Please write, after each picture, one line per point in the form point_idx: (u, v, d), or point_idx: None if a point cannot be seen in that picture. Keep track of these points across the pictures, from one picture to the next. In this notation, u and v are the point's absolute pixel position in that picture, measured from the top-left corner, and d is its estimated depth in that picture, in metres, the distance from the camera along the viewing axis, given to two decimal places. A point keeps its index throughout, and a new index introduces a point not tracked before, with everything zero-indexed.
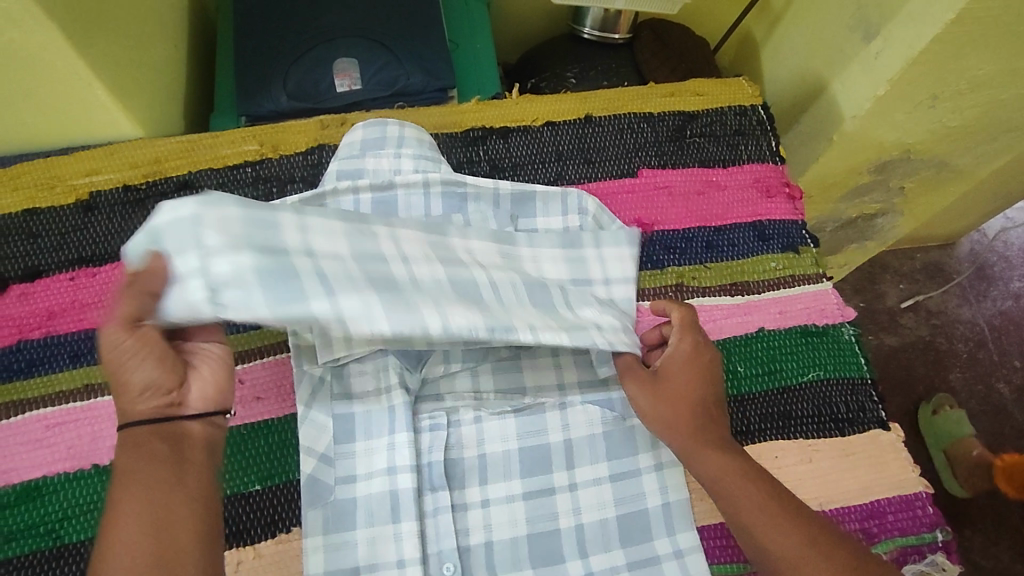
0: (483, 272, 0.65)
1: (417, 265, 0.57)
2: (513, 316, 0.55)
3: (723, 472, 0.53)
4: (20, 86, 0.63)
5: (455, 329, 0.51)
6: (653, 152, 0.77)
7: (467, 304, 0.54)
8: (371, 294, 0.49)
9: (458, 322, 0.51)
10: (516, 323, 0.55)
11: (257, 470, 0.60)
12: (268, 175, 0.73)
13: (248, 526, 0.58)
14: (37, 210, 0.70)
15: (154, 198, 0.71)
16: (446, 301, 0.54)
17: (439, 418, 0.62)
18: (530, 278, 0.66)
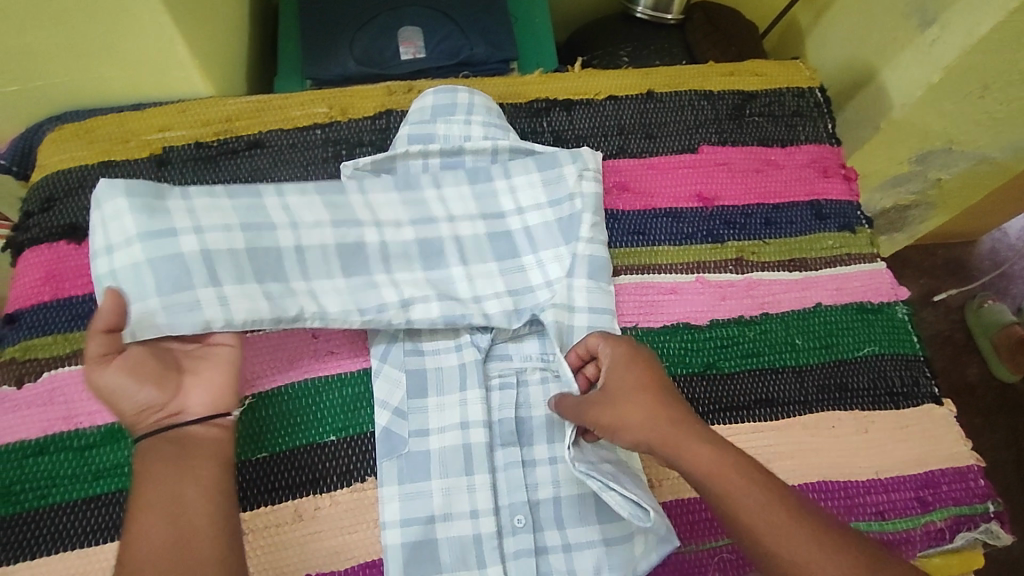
0: (323, 208, 0.64)
1: (213, 232, 0.59)
2: (311, 301, 0.61)
3: (720, 467, 0.46)
4: (107, 40, 0.65)
5: (238, 321, 0.57)
6: (713, 129, 0.78)
7: (253, 290, 0.59)
8: (155, 296, 0.56)
9: (242, 311, 0.58)
10: (306, 306, 0.60)
11: (249, 441, 0.59)
12: (337, 138, 0.75)
13: (256, 489, 0.57)
14: (112, 162, 0.71)
15: (226, 155, 0.73)
16: (229, 283, 0.58)
17: (508, 376, 0.65)
18: (379, 216, 0.66)
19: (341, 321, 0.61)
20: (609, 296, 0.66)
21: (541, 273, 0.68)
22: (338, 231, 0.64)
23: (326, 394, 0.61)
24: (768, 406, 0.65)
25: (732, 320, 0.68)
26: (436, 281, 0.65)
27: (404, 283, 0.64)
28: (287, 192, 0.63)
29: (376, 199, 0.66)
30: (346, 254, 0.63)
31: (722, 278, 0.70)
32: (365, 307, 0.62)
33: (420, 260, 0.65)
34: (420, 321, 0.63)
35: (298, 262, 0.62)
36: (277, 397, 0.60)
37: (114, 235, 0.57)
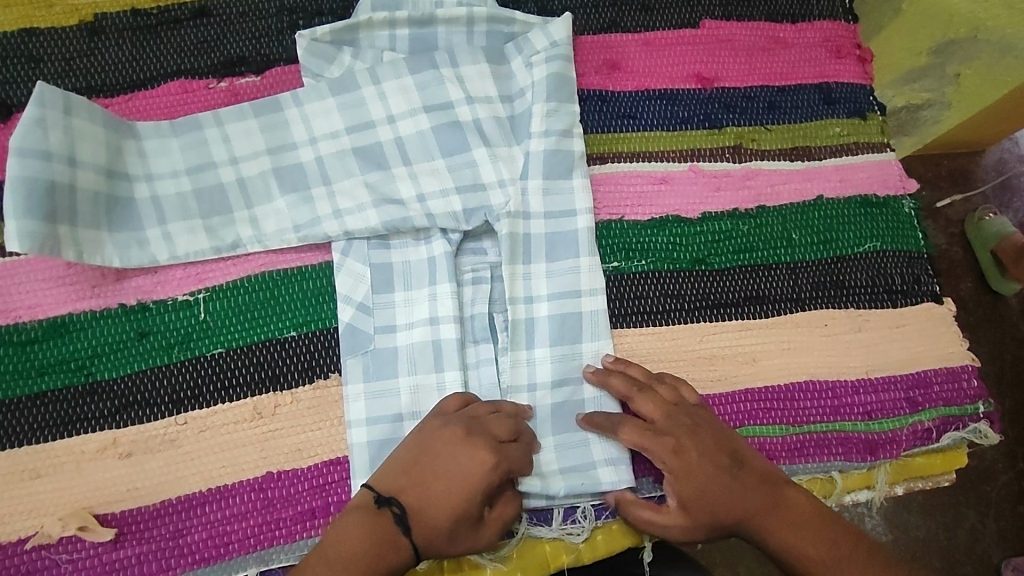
0: (261, 136, 0.60)
1: (163, 180, 0.58)
2: (251, 227, 0.58)
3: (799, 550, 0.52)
4: None
5: (180, 255, 0.57)
6: (717, 0, 0.70)
7: (197, 224, 0.58)
8: (105, 231, 0.56)
9: (184, 245, 0.57)
10: (243, 233, 0.58)
11: (180, 346, 0.56)
12: (293, 6, 0.66)
13: (187, 391, 0.55)
14: (35, 30, 0.63)
15: (168, 25, 0.65)
16: (174, 221, 0.58)
17: (481, 272, 0.60)
18: (313, 133, 0.61)
19: (281, 242, 0.58)
20: (585, 192, 0.61)
21: (495, 169, 0.60)
22: (276, 158, 0.60)
23: (287, 286, 0.58)
24: (759, 303, 0.61)
25: (725, 213, 0.64)
26: (376, 184, 0.59)
27: (340, 192, 0.59)
28: (227, 120, 0.60)
29: (311, 110, 0.61)
30: (286, 177, 0.60)
31: (717, 167, 0.65)
32: (300, 225, 0.58)
33: (358, 168, 0.60)
34: (359, 232, 0.58)
35: (243, 193, 0.59)
36: (231, 290, 0.58)
37: (54, 142, 0.54)
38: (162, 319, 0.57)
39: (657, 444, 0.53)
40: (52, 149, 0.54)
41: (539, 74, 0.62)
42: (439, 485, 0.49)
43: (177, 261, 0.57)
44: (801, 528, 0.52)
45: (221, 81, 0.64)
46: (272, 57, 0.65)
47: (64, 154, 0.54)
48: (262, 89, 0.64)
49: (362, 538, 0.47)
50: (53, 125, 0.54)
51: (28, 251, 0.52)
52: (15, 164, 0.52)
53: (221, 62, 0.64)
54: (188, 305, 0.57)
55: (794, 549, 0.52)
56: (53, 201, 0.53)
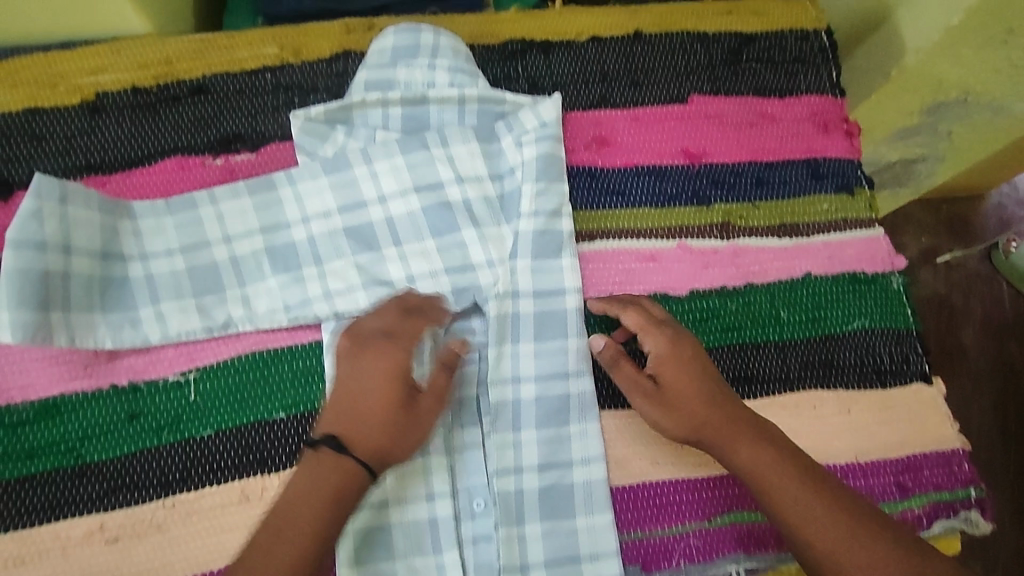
0: (254, 214, 0.61)
1: (157, 259, 0.59)
2: (241, 306, 0.59)
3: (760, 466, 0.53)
4: None
5: (171, 335, 0.58)
6: (706, 77, 0.71)
7: (189, 303, 0.59)
8: (99, 313, 0.57)
9: (175, 325, 0.58)
10: (234, 312, 0.59)
11: (170, 428, 0.57)
12: (289, 84, 0.67)
13: (178, 474, 0.55)
14: (39, 110, 0.64)
15: (167, 103, 0.66)
16: (166, 300, 0.59)
17: (470, 353, 0.60)
18: (306, 212, 0.62)
19: (271, 323, 0.59)
20: (573, 272, 0.61)
21: (483, 249, 0.61)
22: (269, 237, 0.61)
23: (277, 367, 0.59)
24: (747, 384, 0.61)
25: (713, 291, 0.64)
26: (367, 265, 0.61)
27: (330, 271, 0.60)
28: (220, 199, 0.61)
29: (304, 189, 0.62)
30: (278, 257, 0.61)
31: (705, 244, 0.66)
32: (291, 304, 0.59)
33: (349, 246, 0.61)
34: (348, 312, 0.59)
35: (235, 272, 0.60)
36: (221, 371, 0.58)
37: (49, 230, 0.55)
38: (153, 400, 0.57)
39: (653, 332, 0.57)
40: (47, 238, 0.55)
41: (528, 155, 0.64)
42: (353, 402, 0.51)
43: (168, 341, 0.58)
44: (769, 445, 0.54)
45: (217, 158, 0.65)
46: (267, 134, 0.66)
47: (59, 242, 0.56)
48: (257, 165, 0.65)
49: (307, 481, 0.49)
50: (49, 215, 0.55)
51: (20, 341, 0.53)
52: (10, 256, 0.54)
53: (218, 139, 0.65)
54: (179, 387, 0.57)
55: (750, 465, 0.53)
56: (48, 290, 0.54)
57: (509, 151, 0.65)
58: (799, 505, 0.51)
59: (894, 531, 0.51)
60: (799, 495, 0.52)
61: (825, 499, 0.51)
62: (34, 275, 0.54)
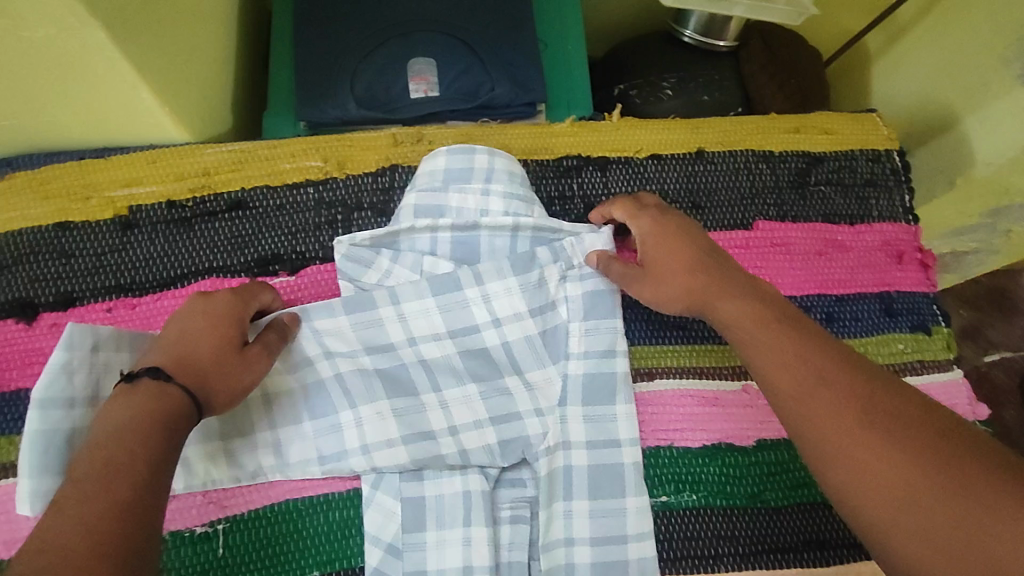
0: None
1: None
2: (272, 454, 0.55)
3: (743, 315, 0.51)
4: (49, 84, 0.54)
5: (195, 484, 0.53)
6: (772, 200, 0.67)
7: (216, 449, 0.54)
8: None
9: (201, 474, 0.53)
10: (264, 461, 0.55)
11: None
12: (332, 199, 0.64)
13: None
14: (69, 224, 0.61)
15: (202, 218, 0.62)
16: (190, 447, 0.54)
17: (520, 510, 0.56)
18: (331, 351, 0.57)
19: (305, 473, 0.55)
20: (630, 422, 0.57)
21: (530, 398, 0.57)
22: (297, 373, 0.56)
23: (313, 517, 0.54)
24: (820, 548, 0.57)
25: (782, 441, 0.59)
26: (405, 412, 0.56)
27: (366, 419, 0.56)
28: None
29: (330, 328, 0.57)
30: (311, 396, 0.57)
31: None
32: (326, 455, 0.55)
33: (384, 389, 0.57)
34: (387, 467, 0.55)
35: (266, 408, 0.56)
36: (254, 521, 0.54)
37: (76, 383, 0.51)
38: (177, 555, 0.52)
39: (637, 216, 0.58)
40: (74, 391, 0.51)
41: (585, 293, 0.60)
42: (183, 362, 0.47)
43: (194, 492, 0.53)
44: (753, 301, 0.51)
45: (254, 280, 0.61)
46: (308, 254, 0.62)
47: (87, 395, 0.51)
48: (296, 289, 0.61)
49: (136, 407, 0.44)
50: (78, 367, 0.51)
51: (37, 513, 0.48)
52: (35, 417, 0.48)
53: (256, 260, 0.62)
54: (207, 541, 0.52)
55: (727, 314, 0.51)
56: (70, 452, 0.49)
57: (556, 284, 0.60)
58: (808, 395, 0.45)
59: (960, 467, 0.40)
60: (845, 396, 0.44)
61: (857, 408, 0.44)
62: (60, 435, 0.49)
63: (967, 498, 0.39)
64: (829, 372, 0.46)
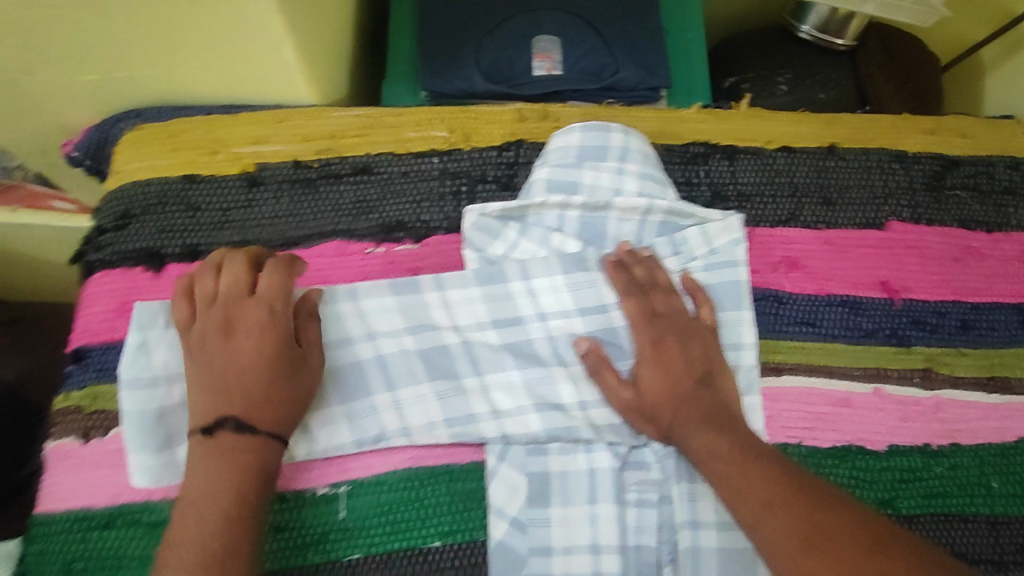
0: (401, 314, 0.57)
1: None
2: (394, 415, 0.55)
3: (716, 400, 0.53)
4: (197, 30, 0.54)
5: (319, 451, 0.54)
6: (906, 201, 0.65)
7: (336, 413, 0.54)
8: None
9: (325, 436, 0.54)
10: (388, 424, 0.55)
11: (316, 546, 0.52)
12: (457, 170, 0.63)
13: None
14: (196, 178, 0.61)
15: (328, 180, 0.61)
16: (310, 413, 0.54)
17: (647, 494, 0.54)
18: (457, 321, 0.57)
19: (427, 437, 0.54)
20: (755, 415, 0.57)
21: None
22: (416, 338, 0.57)
23: (433, 488, 0.54)
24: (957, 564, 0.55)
25: (915, 448, 0.58)
26: (537, 381, 0.56)
27: (494, 388, 0.56)
28: (362, 295, 0.57)
29: (453, 298, 0.57)
30: (433, 361, 0.56)
31: (905, 392, 0.59)
32: (453, 419, 0.55)
33: (513, 359, 0.56)
34: (518, 437, 0.54)
35: (382, 374, 0.56)
36: (374, 487, 0.54)
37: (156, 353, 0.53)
38: (300, 515, 0.53)
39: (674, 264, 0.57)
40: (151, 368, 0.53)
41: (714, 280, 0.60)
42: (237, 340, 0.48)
43: (315, 454, 0.54)
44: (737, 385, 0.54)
45: (379, 246, 0.60)
46: (432, 224, 0.61)
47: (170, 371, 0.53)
48: (421, 258, 0.60)
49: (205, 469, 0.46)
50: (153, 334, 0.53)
51: (154, 484, 0.52)
52: (127, 398, 0.52)
53: (380, 226, 0.61)
54: (329, 503, 0.53)
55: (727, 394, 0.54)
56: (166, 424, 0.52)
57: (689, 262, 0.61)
58: (733, 470, 0.48)
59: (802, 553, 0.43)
60: (762, 481, 0.47)
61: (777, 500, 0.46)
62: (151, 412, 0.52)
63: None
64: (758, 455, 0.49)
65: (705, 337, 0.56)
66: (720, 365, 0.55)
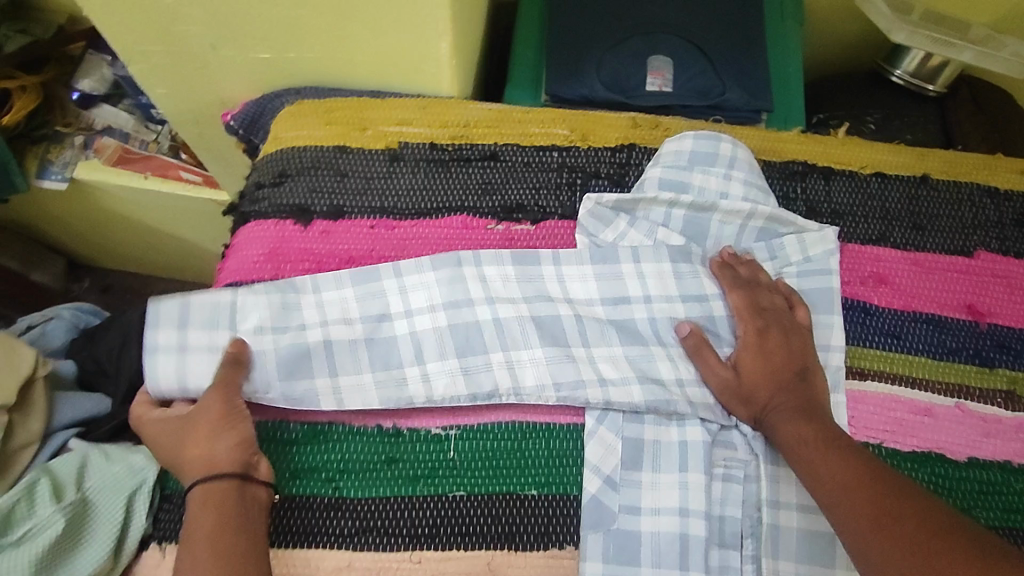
0: (518, 286, 0.62)
1: (421, 315, 0.60)
2: (507, 374, 0.58)
3: (803, 396, 0.56)
4: (375, 18, 0.63)
5: (436, 398, 0.57)
6: (994, 233, 0.68)
7: (455, 367, 0.58)
8: (368, 374, 0.58)
9: (442, 389, 0.57)
10: (500, 382, 0.58)
11: (424, 479, 0.56)
12: (574, 165, 0.69)
13: (436, 531, 0.54)
14: (347, 149, 0.69)
15: (460, 162, 0.69)
16: (433, 362, 0.59)
17: (733, 470, 0.58)
18: (569, 293, 0.62)
19: (536, 399, 0.57)
20: (840, 412, 0.60)
21: None
22: (532, 306, 0.61)
23: (535, 441, 0.57)
24: None
25: (995, 463, 0.60)
26: (637, 359, 0.59)
27: (600, 359, 0.59)
28: (484, 262, 0.62)
29: (568, 273, 0.62)
30: (545, 328, 0.60)
31: (987, 410, 0.62)
32: (561, 383, 0.58)
33: (617, 335, 0.60)
34: (620, 404, 0.57)
35: (498, 337, 0.59)
36: (481, 433, 0.57)
37: (192, 337, 0.59)
38: (414, 448, 0.57)
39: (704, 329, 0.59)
40: (226, 326, 0.59)
41: (808, 286, 0.65)
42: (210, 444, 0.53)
43: (421, 403, 0.58)
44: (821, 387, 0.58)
45: (499, 224, 0.66)
46: (548, 209, 0.67)
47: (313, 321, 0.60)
48: (536, 238, 0.66)
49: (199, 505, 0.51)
50: (192, 314, 0.59)
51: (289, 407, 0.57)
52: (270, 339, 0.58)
53: (502, 206, 0.67)
54: (441, 442, 0.57)
55: (818, 392, 0.57)
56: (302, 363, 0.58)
57: (784, 267, 0.66)
58: (811, 453, 0.52)
59: (874, 537, 0.46)
60: (839, 466, 0.50)
61: (850, 484, 0.49)
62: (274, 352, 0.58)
63: (874, 553, 0.46)
64: (837, 441, 0.52)
65: (802, 331, 0.61)
66: (816, 364, 0.59)
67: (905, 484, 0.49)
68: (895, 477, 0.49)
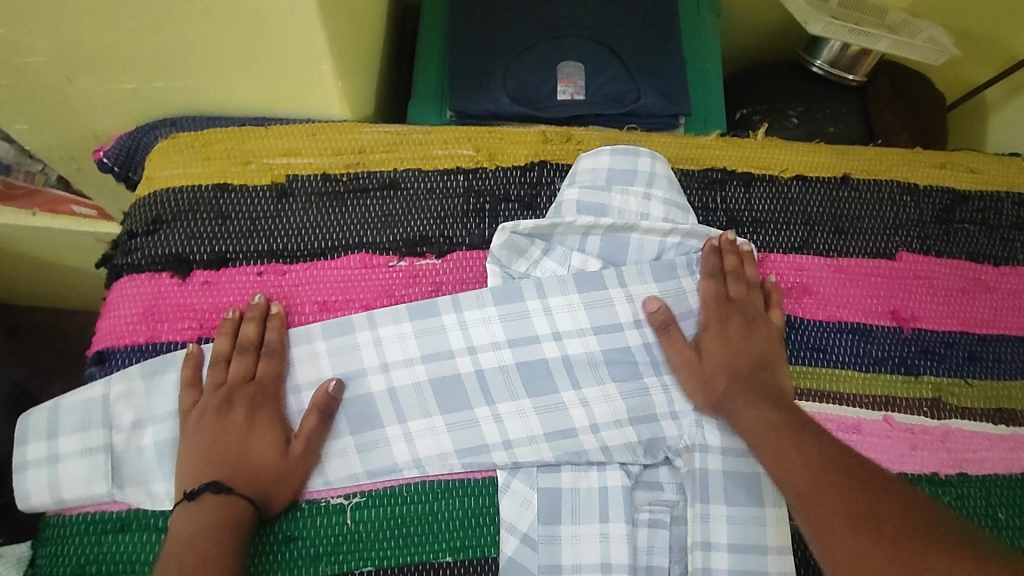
0: (418, 340, 0.58)
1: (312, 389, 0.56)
2: (406, 447, 0.55)
3: (770, 392, 0.54)
4: (245, 44, 0.56)
5: (332, 482, 0.54)
6: (916, 233, 0.67)
7: (348, 445, 0.55)
8: None
9: (336, 471, 0.54)
10: (399, 457, 0.55)
11: (327, 558, 0.52)
12: (481, 188, 0.64)
13: None
14: (228, 187, 0.62)
15: (356, 193, 0.63)
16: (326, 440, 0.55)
17: (659, 514, 0.55)
18: (471, 341, 0.58)
19: (444, 469, 0.55)
20: None
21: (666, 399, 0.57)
22: (430, 366, 0.57)
23: (447, 502, 0.54)
24: None
25: (924, 477, 0.59)
26: (547, 410, 0.56)
27: (506, 416, 0.56)
28: (379, 321, 0.58)
29: (470, 317, 0.58)
30: (449, 388, 0.57)
31: (914, 421, 0.60)
32: (463, 449, 0.55)
33: (524, 385, 0.57)
34: (528, 461, 0.55)
35: (394, 405, 0.56)
36: (387, 499, 0.54)
37: (63, 445, 0.55)
38: (314, 523, 0.53)
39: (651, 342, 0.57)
40: (98, 424, 0.55)
41: None
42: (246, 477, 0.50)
43: (313, 487, 0.54)
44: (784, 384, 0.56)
45: (402, 260, 0.61)
46: (455, 240, 0.62)
47: None
48: (442, 273, 0.61)
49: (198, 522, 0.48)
50: (62, 418, 0.56)
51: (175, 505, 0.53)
52: (151, 433, 0.55)
53: (404, 240, 0.62)
54: (344, 513, 0.53)
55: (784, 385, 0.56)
56: None
57: None
58: (779, 440, 0.51)
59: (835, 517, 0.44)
60: (805, 450, 0.49)
61: (814, 477, 0.47)
62: (153, 445, 0.54)
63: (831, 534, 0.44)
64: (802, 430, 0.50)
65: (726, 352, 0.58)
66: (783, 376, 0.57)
67: (882, 472, 0.46)
68: (870, 465, 0.47)
